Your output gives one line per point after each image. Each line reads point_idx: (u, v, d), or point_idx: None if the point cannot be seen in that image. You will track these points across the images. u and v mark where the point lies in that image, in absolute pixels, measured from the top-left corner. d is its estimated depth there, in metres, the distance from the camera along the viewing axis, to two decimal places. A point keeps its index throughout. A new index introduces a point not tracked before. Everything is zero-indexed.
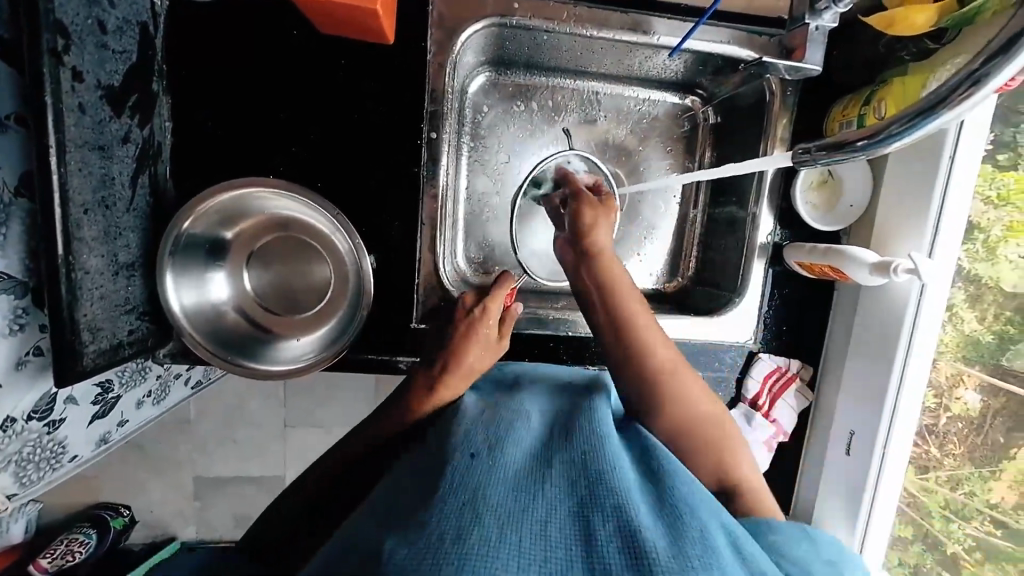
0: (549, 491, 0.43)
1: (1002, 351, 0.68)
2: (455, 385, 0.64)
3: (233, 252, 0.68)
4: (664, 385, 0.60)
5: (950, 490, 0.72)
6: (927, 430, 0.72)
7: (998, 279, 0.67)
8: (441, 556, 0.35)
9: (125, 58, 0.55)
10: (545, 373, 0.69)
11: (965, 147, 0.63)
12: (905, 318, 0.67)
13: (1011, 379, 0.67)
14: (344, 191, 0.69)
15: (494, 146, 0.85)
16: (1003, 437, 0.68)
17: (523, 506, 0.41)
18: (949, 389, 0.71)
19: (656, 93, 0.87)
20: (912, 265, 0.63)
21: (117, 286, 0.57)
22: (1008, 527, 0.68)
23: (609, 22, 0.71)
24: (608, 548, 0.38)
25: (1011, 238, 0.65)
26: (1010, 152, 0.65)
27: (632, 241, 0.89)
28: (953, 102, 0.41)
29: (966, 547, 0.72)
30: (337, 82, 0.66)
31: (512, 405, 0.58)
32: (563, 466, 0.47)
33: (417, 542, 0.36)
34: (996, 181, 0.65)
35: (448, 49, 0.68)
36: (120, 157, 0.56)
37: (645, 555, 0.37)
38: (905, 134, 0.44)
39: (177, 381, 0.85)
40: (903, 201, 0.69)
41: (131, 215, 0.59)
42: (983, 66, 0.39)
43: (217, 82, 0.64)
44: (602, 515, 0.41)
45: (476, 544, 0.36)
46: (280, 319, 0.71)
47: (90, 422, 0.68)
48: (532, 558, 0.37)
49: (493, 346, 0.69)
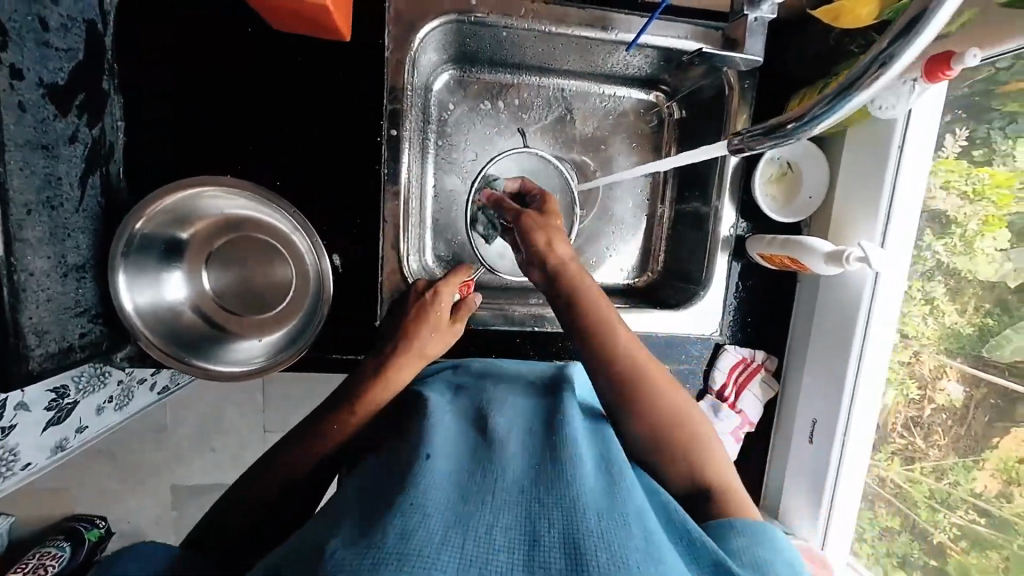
0: (498, 497, 0.43)
1: (982, 343, 0.64)
2: (409, 365, 0.65)
3: (191, 253, 0.67)
4: (637, 391, 0.57)
5: (935, 480, 0.69)
6: (912, 422, 0.70)
7: (972, 272, 0.65)
8: (384, 549, 0.35)
9: (71, 56, 0.54)
10: (508, 369, 0.70)
11: (912, 137, 0.65)
12: (860, 305, 0.69)
13: (995, 371, 0.64)
14: (306, 189, 0.69)
15: (461, 144, 0.86)
16: (986, 427, 0.64)
17: (472, 510, 0.41)
18: (931, 381, 0.68)
19: (622, 89, 0.88)
20: (863, 254, 0.65)
21: (65, 288, 0.56)
22: (992, 516, 0.64)
23: (567, 18, 0.72)
24: (551, 551, 0.38)
25: (987, 232, 0.64)
26: (985, 147, 0.64)
27: (602, 238, 0.90)
28: (865, 84, 0.42)
29: (950, 536, 0.68)
30: (295, 79, 0.67)
31: (474, 413, 0.58)
32: (517, 472, 0.47)
33: (358, 543, 0.36)
34: (972, 177, 0.64)
35: (407, 45, 0.67)
36: (66, 156, 0.55)
37: (588, 559, 0.38)
38: (826, 115, 0.46)
39: (142, 386, 0.83)
40: (855, 193, 0.71)
41: (81, 216, 0.58)
42: (889, 47, 0.39)
43: (172, 81, 0.64)
44: (548, 521, 0.41)
45: (419, 539, 0.36)
46: (237, 319, 0.70)
47: (44, 429, 0.66)
48: (474, 556, 0.37)
49: (445, 330, 0.69)
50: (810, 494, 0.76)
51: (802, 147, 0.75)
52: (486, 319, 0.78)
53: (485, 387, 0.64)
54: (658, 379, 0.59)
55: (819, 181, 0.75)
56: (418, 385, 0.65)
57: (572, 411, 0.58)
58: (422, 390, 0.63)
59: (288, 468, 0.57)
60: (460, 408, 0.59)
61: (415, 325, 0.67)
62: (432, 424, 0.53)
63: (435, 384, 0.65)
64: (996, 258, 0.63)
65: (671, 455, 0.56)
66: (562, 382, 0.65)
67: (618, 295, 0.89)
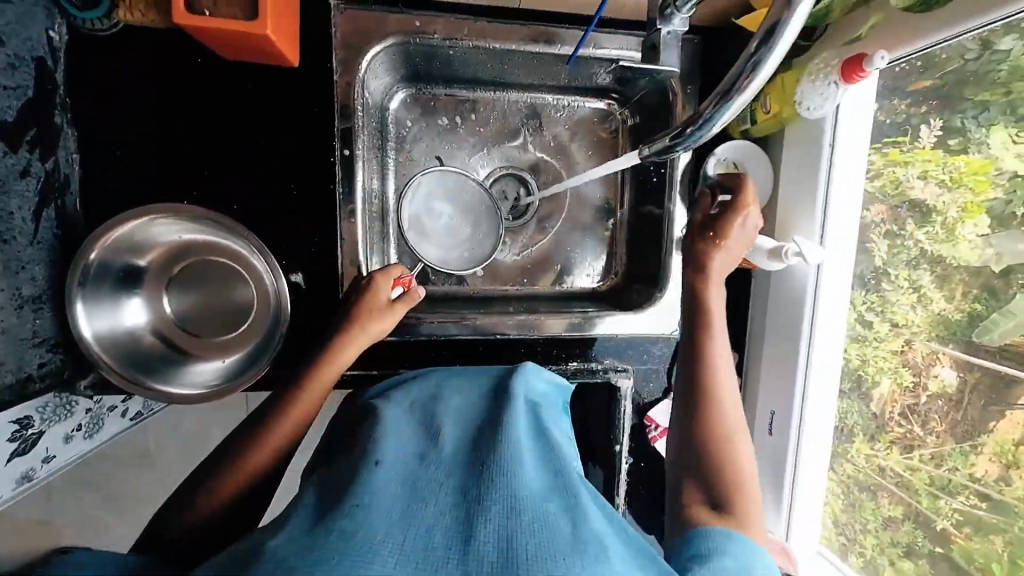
0: (440, 497, 0.46)
1: (972, 328, 0.68)
2: (353, 343, 0.68)
3: (150, 279, 0.69)
4: (711, 393, 0.63)
5: (934, 467, 0.72)
6: (909, 409, 0.74)
7: (962, 260, 0.68)
8: (323, 550, 0.37)
9: (21, 94, 0.56)
10: (457, 372, 0.72)
11: (842, 134, 0.71)
12: (806, 301, 0.76)
13: (984, 355, 0.67)
14: (263, 209, 0.71)
15: (420, 159, 0.88)
16: (981, 413, 0.68)
17: (413, 511, 0.43)
18: (925, 368, 0.72)
19: (574, 100, 0.91)
20: (800, 250, 0.73)
21: (21, 320, 0.57)
22: (995, 499, 0.67)
23: (512, 35, 0.75)
24: (486, 545, 0.40)
25: (967, 219, 0.67)
26: (959, 137, 0.68)
27: (565, 244, 0.93)
28: (741, 86, 0.44)
29: (954, 522, 0.71)
30: (248, 105, 0.69)
31: (424, 418, 0.60)
32: (462, 473, 0.49)
33: (299, 545, 0.38)
34: (948, 165, 0.69)
35: (355, 66, 0.70)
36: (19, 191, 0.56)
37: (520, 553, 0.40)
38: (715, 118, 0.48)
39: (113, 413, 0.84)
40: (796, 188, 0.76)
41: (36, 248, 0.59)
42: (757, 49, 0.42)
43: (125, 114, 0.66)
44: (486, 516, 0.43)
45: (356, 540, 0.38)
46: (199, 341, 0.71)
47: (8, 460, 0.65)
48: (411, 554, 0.39)
49: (384, 310, 0.70)
50: (772, 484, 0.82)
51: (731, 148, 0.81)
52: (448, 329, 0.80)
53: (440, 394, 0.66)
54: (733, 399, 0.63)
55: (764, 168, 0.80)
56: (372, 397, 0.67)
57: (518, 408, 0.60)
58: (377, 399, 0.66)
59: (246, 466, 0.59)
60: (414, 412, 0.61)
61: (352, 306, 0.69)
62: (383, 431, 0.55)
63: (389, 393, 0.67)
64: (978, 244, 0.66)
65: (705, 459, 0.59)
66: (508, 379, 0.68)
67: (583, 299, 0.92)
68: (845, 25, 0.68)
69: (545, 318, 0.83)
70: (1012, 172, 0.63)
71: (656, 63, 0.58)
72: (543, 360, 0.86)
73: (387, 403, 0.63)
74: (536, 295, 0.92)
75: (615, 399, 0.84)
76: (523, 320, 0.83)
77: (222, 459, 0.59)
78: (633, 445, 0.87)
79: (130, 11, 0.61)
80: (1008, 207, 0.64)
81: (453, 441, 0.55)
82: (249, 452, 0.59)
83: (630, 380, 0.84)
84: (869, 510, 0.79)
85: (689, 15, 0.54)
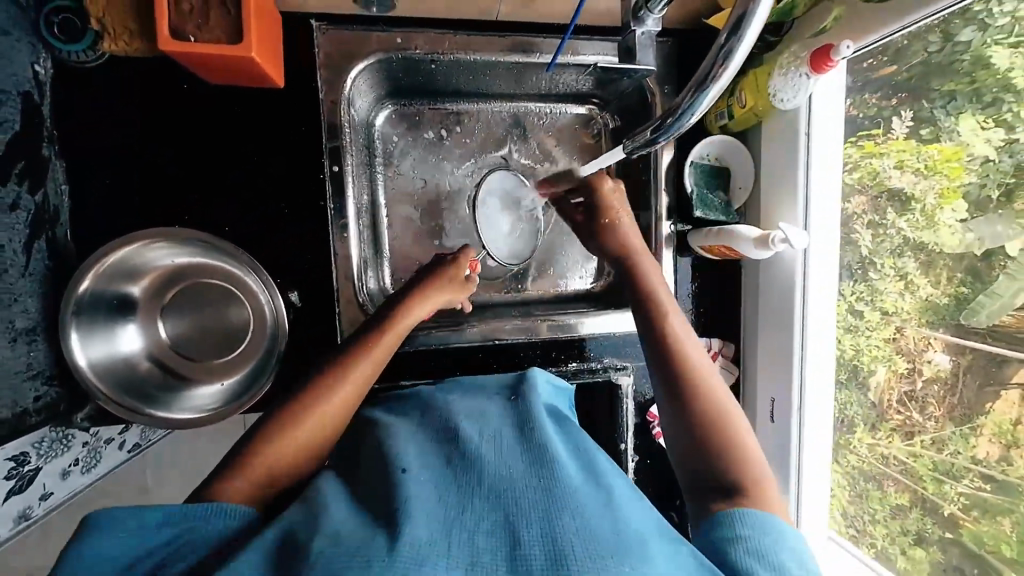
0: (480, 503, 0.48)
1: (959, 312, 0.71)
2: (422, 309, 0.73)
3: (144, 305, 0.69)
4: (685, 375, 0.64)
5: (936, 452, 0.74)
6: (907, 397, 0.77)
7: (941, 245, 0.72)
8: (370, 556, 0.40)
9: (8, 127, 0.56)
10: (477, 380, 0.75)
11: (816, 121, 0.75)
12: (795, 284, 0.80)
13: (974, 337, 0.71)
14: (254, 229, 0.72)
15: (409, 173, 0.89)
16: (976, 394, 0.70)
17: (457, 519, 0.46)
18: (917, 354, 0.75)
19: (556, 106, 0.93)
20: (785, 236, 0.75)
21: (15, 353, 0.56)
22: (998, 480, 0.69)
23: (490, 46, 0.77)
24: (531, 548, 0.43)
25: (945, 204, 0.71)
26: (930, 126, 0.72)
27: (553, 248, 0.95)
28: (718, 75, 0.46)
29: (961, 506, 0.72)
30: (236, 126, 0.70)
31: (444, 425, 0.62)
32: (498, 478, 0.51)
33: (342, 548, 0.41)
34: (922, 154, 0.73)
35: (339, 87, 0.71)
36: (10, 224, 0.56)
37: (565, 553, 0.42)
38: (695, 107, 0.50)
39: (110, 446, 0.81)
40: (778, 178, 0.80)
41: (28, 280, 0.59)
42: (727, 40, 0.44)
43: (110, 142, 0.67)
44: (528, 523, 0.45)
45: (403, 547, 0.41)
46: (196, 365, 0.71)
47: (6, 498, 0.65)
48: (460, 559, 0.42)
49: (457, 283, 0.78)
50: (779, 465, 0.85)
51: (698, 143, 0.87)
52: (447, 337, 0.82)
53: (454, 402, 0.67)
54: (712, 374, 0.65)
55: (735, 146, 0.85)
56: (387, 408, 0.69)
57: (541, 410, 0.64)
58: (401, 409, 0.68)
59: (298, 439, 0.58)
60: (437, 422, 0.63)
61: (432, 271, 0.77)
62: (405, 446, 0.57)
63: (405, 406, 0.69)
64: (958, 230, 0.70)
65: (700, 439, 0.60)
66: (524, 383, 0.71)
67: (577, 300, 0.95)
68: (810, 20, 0.72)
69: (548, 322, 0.86)
70: (983, 157, 0.67)
71: (634, 63, 0.59)
72: (540, 363, 0.87)
73: (415, 412, 0.67)
74: (527, 300, 0.94)
75: (616, 398, 0.86)
76: (519, 325, 0.84)
77: (275, 425, 0.59)
78: (637, 443, 0.89)
79: (115, 41, 0.61)
80: (983, 191, 0.68)
81: (485, 444, 0.57)
82: (300, 426, 0.59)
83: (631, 378, 0.86)
84: (877, 499, 0.82)
85: (662, 15, 0.56)
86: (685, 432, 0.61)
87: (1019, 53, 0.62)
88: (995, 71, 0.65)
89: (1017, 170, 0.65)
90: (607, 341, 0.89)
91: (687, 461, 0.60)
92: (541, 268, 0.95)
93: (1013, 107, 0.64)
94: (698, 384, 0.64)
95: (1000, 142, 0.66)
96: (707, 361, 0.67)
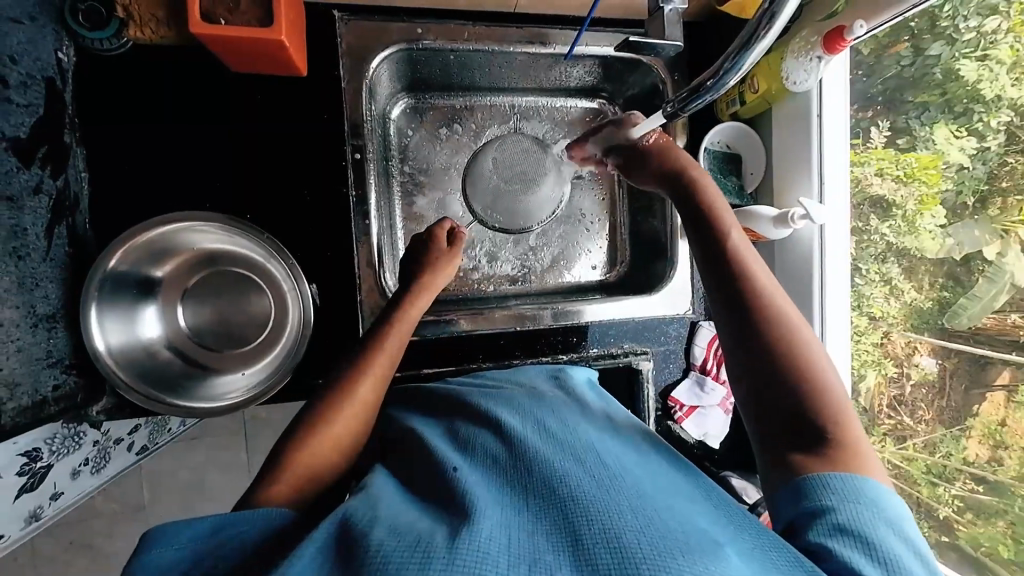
0: (537, 507, 0.48)
1: (942, 315, 0.85)
2: (423, 299, 0.79)
3: (166, 290, 0.78)
4: (753, 317, 0.60)
5: (928, 455, 0.86)
6: (898, 401, 0.89)
7: (921, 249, 0.85)
8: (428, 551, 0.41)
9: (33, 111, 0.62)
10: (516, 377, 0.75)
11: (826, 103, 0.80)
12: (813, 252, 0.86)
13: (957, 339, 0.84)
14: (280, 214, 0.79)
15: (423, 167, 0.92)
16: (963, 396, 0.84)
17: (521, 523, 0.46)
18: (908, 358, 0.88)
19: (569, 100, 0.97)
20: (805, 212, 0.80)
21: (37, 338, 0.62)
22: (987, 480, 0.81)
23: (508, 36, 0.82)
24: (596, 546, 0.42)
25: (925, 211, 0.84)
26: (907, 136, 0.85)
27: (566, 237, 0.99)
28: (761, 33, 0.51)
29: (955, 508, 0.84)
30: (255, 113, 0.78)
31: (492, 424, 0.62)
32: (551, 480, 0.51)
33: (400, 541, 0.43)
34: (901, 162, 0.85)
35: (360, 74, 0.78)
36: (31, 208, 0.62)
37: (632, 550, 0.41)
38: (733, 69, 0.55)
39: (118, 446, 0.86)
40: (790, 162, 0.86)
41: (48, 264, 0.65)
42: (772, 4, 0.49)
43: (129, 135, 0.75)
44: (588, 520, 0.45)
45: (462, 542, 0.42)
46: (213, 355, 0.79)
47: (17, 496, 0.70)
48: (521, 558, 0.41)
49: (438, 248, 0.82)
50: None
51: (708, 130, 0.92)
52: (468, 325, 0.86)
53: (497, 400, 0.67)
54: (789, 316, 0.60)
55: (744, 132, 0.90)
56: (430, 405, 0.73)
57: (586, 411, 0.65)
58: (434, 416, 0.69)
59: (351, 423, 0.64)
60: (485, 421, 0.63)
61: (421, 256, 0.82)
62: (455, 455, 0.57)
63: (440, 405, 0.71)
64: (939, 235, 0.83)
65: (773, 394, 0.57)
66: (568, 382, 0.72)
67: (593, 290, 0.99)
68: (815, 6, 0.79)
69: (557, 308, 0.89)
70: (958, 165, 0.80)
71: (660, 38, 0.60)
72: (559, 350, 0.90)
73: (452, 416, 0.67)
74: (542, 292, 0.96)
75: (638, 383, 0.90)
76: (537, 312, 0.88)
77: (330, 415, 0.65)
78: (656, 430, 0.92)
79: (140, 28, 0.69)
80: (959, 198, 0.81)
81: (534, 441, 0.57)
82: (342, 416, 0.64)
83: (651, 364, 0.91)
84: None
85: None
86: (756, 381, 0.58)
87: (984, 66, 0.76)
88: (964, 82, 0.78)
89: (988, 178, 0.79)
90: (623, 329, 0.92)
91: (758, 414, 0.57)
92: (563, 263, 0.98)
93: (981, 117, 0.78)
94: (771, 327, 0.59)
95: (972, 150, 0.79)
96: (780, 298, 0.62)
